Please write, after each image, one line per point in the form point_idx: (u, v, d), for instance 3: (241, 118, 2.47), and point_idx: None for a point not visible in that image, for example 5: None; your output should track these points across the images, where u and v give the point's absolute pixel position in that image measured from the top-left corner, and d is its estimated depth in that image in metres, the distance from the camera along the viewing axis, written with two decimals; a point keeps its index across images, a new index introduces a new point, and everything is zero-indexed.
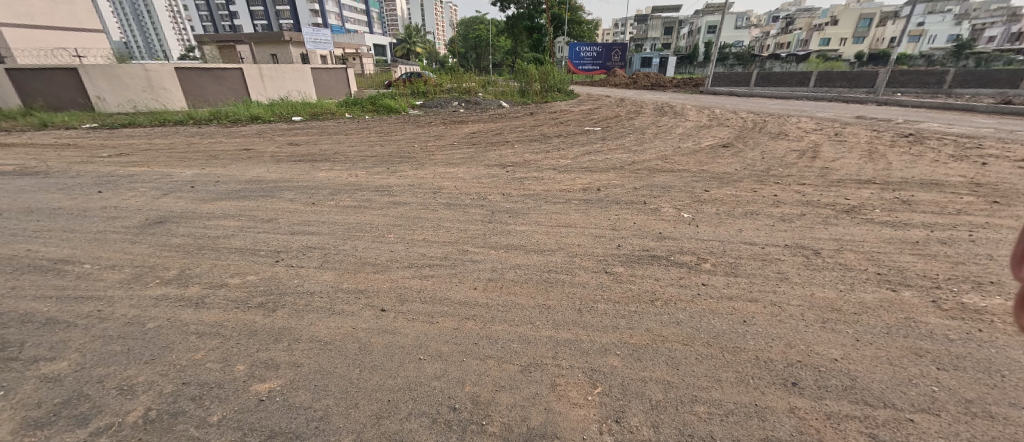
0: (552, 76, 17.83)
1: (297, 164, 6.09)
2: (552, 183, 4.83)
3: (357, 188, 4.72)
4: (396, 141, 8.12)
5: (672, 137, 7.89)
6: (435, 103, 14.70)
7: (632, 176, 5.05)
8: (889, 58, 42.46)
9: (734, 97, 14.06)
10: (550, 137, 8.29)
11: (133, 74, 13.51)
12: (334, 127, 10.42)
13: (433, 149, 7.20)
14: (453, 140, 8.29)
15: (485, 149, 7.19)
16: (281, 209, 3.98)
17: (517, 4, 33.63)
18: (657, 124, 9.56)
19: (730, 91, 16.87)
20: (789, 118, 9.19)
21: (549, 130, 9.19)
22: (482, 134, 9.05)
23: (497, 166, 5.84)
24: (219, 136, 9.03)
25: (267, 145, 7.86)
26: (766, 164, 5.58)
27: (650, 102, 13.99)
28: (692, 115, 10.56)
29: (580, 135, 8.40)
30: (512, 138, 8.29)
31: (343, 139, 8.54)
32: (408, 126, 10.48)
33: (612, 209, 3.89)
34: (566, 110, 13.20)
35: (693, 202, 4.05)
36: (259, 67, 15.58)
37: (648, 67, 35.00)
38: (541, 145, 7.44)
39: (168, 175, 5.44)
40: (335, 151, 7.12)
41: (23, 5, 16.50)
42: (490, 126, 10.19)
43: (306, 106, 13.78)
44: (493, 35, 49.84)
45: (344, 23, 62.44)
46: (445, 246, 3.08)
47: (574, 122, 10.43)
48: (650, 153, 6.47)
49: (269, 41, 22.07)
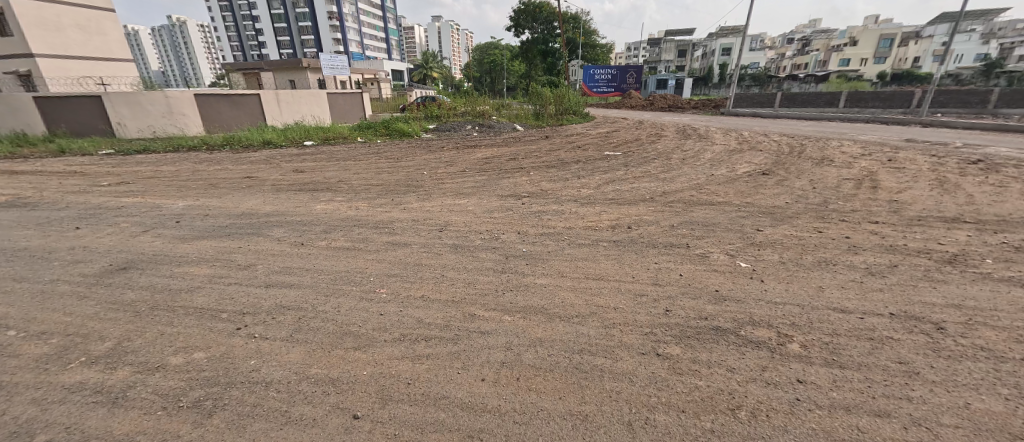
0: (567, 98, 17.52)
1: (296, 194, 5.67)
2: (574, 218, 4.23)
3: (354, 224, 4.20)
4: (404, 168, 7.70)
5: (702, 163, 7.24)
6: (448, 127, 14.45)
7: (667, 210, 4.40)
8: (914, 78, 41.21)
9: (760, 119, 13.39)
10: (567, 163, 7.74)
11: (153, 100, 13.66)
12: (344, 153, 10.14)
13: (443, 177, 6.71)
14: (463, 166, 7.83)
15: (498, 176, 6.67)
16: (264, 251, 3.46)
17: (531, 30, 34.09)
18: (683, 148, 8.92)
19: (754, 112, 16.19)
20: (829, 141, 8.45)
21: (567, 155, 8.67)
22: (495, 159, 8.58)
23: (512, 196, 5.29)
24: (227, 163, 8.78)
25: (272, 173, 7.53)
26: (820, 195, 4.87)
27: (671, 124, 13.41)
28: (719, 138, 9.92)
29: (599, 160, 7.83)
30: (527, 164, 7.80)
31: (352, 165, 8.19)
32: (420, 151, 10.11)
33: (650, 254, 3.24)
34: (583, 133, 12.74)
35: (748, 245, 3.37)
36: (276, 93, 15.70)
37: (664, 89, 34.66)
38: (559, 171, 6.90)
39: (157, 207, 5.04)
40: (339, 178, 6.70)
41: (60, 36, 17.17)
42: (504, 151, 9.75)
43: (320, 130, 13.69)
44: (508, 60, 50.67)
45: (364, 50, 64.69)
46: (446, 308, 2.47)
47: (593, 146, 9.90)
48: (680, 181, 5.83)
49: (288, 67, 22.52)
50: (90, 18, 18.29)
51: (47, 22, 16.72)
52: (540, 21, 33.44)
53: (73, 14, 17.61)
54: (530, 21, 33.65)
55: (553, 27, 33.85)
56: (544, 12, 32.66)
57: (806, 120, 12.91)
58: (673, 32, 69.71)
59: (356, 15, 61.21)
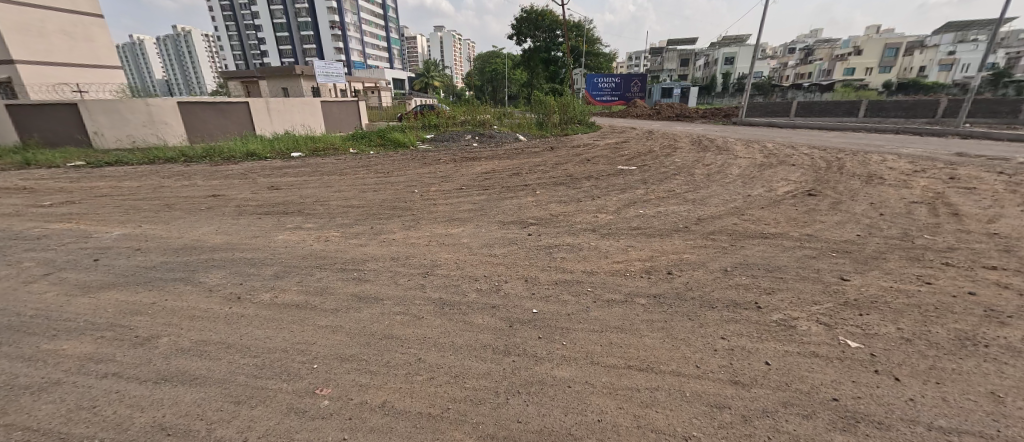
0: (572, 107, 16.75)
1: (260, 218, 4.80)
2: (596, 259, 3.32)
3: (317, 265, 3.31)
4: (395, 185, 6.84)
5: (732, 180, 6.36)
6: (446, 137, 13.67)
7: (712, 246, 3.50)
8: (923, 87, 40.46)
9: (779, 129, 12.56)
10: (577, 179, 6.88)
11: (133, 108, 12.90)
12: (331, 166, 9.32)
13: (436, 197, 5.85)
14: (460, 182, 6.99)
15: (499, 196, 5.80)
16: (181, 311, 2.55)
17: (533, 38, 33.62)
18: (704, 162, 8.09)
19: (769, 122, 15.39)
20: (868, 155, 7.58)
21: (576, 170, 7.82)
22: (497, 174, 7.73)
23: (516, 223, 4.41)
24: (199, 178, 7.95)
25: (244, 190, 6.69)
26: (895, 225, 3.96)
27: (684, 135, 12.59)
28: (741, 151, 9.06)
29: (614, 177, 6.98)
30: (533, 180, 6.94)
31: (336, 180, 7.34)
32: (415, 164, 9.27)
33: (712, 321, 2.31)
34: (590, 144, 11.93)
35: (843, 305, 2.46)
36: (266, 101, 14.97)
37: (669, 98, 33.97)
38: (569, 190, 6.02)
39: (85, 237, 4.17)
40: (317, 198, 5.86)
41: (42, 43, 16.56)
42: (505, 164, 8.91)
43: (309, 140, 12.91)
44: (510, 69, 50.27)
45: (366, 59, 64.47)
46: (417, 437, 1.56)
47: (603, 159, 9.06)
48: (715, 204, 4.94)
49: (282, 75, 21.80)
50: (75, 23, 17.72)
51: (29, 27, 16.12)
52: (543, 29, 32.92)
53: (57, 19, 17.02)
54: (532, 29, 33.17)
55: (556, 35, 33.31)
56: (547, 20, 32.14)
57: (828, 130, 12.10)
58: (675, 41, 69.42)
59: (358, 24, 61.13)
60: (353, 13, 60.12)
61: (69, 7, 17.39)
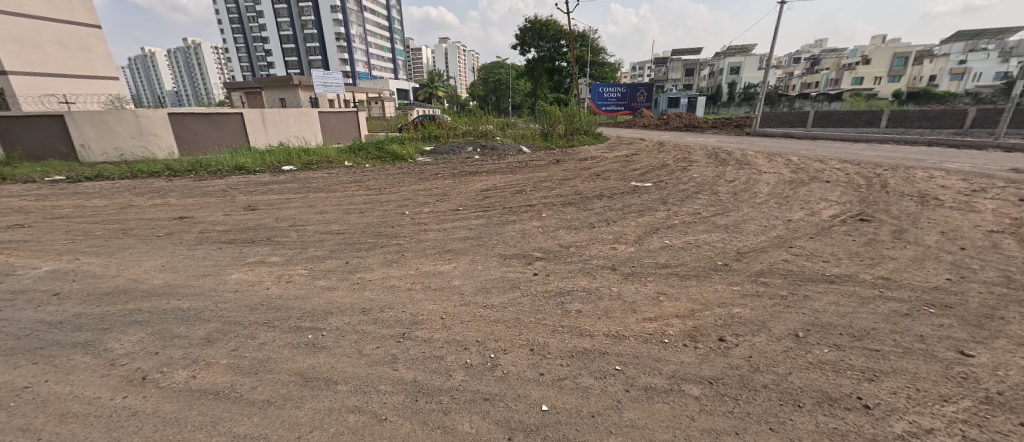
0: (577, 117, 16.16)
1: (220, 249, 4.14)
2: (621, 314, 2.58)
3: (265, 321, 2.61)
4: (385, 204, 6.18)
5: (764, 200, 5.63)
6: (446, 148, 13.07)
7: (766, 296, 2.75)
8: (934, 96, 39.69)
9: (799, 141, 11.85)
10: (588, 198, 6.19)
11: (122, 120, 12.43)
12: (321, 181, 8.72)
13: (429, 220, 5.16)
14: (459, 201, 6.32)
15: (500, 220, 5.10)
16: (52, 406, 1.85)
17: (537, 48, 33.34)
18: (726, 178, 7.38)
19: (785, 132, 14.68)
20: (910, 170, 6.83)
21: (586, 186, 7.14)
22: (499, 191, 7.06)
23: (519, 257, 3.69)
24: (176, 195, 7.36)
25: (218, 210, 6.05)
26: (988, 264, 3.21)
27: (697, 146, 11.90)
28: (765, 165, 8.34)
29: (628, 195, 6.28)
30: (539, 199, 6.27)
31: (321, 199, 6.70)
32: (411, 179, 8.63)
33: (807, 436, 1.57)
34: (598, 157, 11.28)
35: (990, 406, 1.70)
36: (261, 111, 14.49)
37: (675, 107, 33.37)
38: (579, 212, 5.32)
39: (8, 274, 3.53)
40: (295, 221, 5.21)
41: (37, 53, 16.31)
42: (508, 179, 8.25)
43: (303, 152, 12.34)
44: (514, 79, 50.08)
45: (370, 70, 64.77)
46: None
47: (614, 174, 8.38)
48: (753, 232, 4.19)
49: (281, 85, 21.42)
50: (72, 34, 17.54)
51: (24, 38, 15.90)
52: (547, 39, 32.72)
53: (53, 30, 16.82)
54: (536, 39, 32.94)
55: (560, 45, 33.04)
56: (551, 30, 31.87)
57: (852, 142, 11.36)
58: (680, 51, 69.19)
59: (363, 36, 61.57)
60: (358, 25, 60.64)
61: (66, 18, 17.21)
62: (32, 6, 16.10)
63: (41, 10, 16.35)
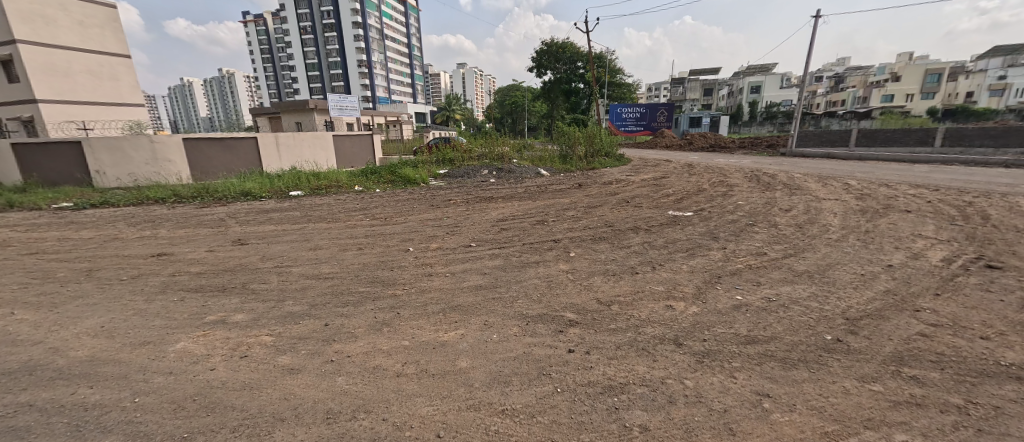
0: (598, 138, 15.44)
1: (181, 301, 3.40)
2: (714, 439, 1.67)
3: (186, 436, 1.80)
4: (389, 238, 5.43)
5: (841, 236, 4.64)
6: (461, 171, 12.46)
7: (933, 408, 1.80)
8: (974, 113, 37.58)
9: (846, 162, 10.77)
10: (621, 231, 5.31)
11: (137, 145, 12.28)
12: (326, 208, 8.14)
13: (436, 260, 4.35)
14: (472, 234, 5.52)
15: (520, 260, 4.26)
16: None
17: (554, 70, 33.21)
18: (779, 206, 6.40)
19: (826, 153, 13.56)
20: (1008, 198, 5.73)
21: (617, 216, 6.26)
22: (518, 221, 6.25)
23: (546, 321, 2.82)
24: (170, 225, 6.80)
25: (205, 244, 5.41)
26: None
27: (733, 168, 10.92)
28: (820, 190, 7.32)
29: (669, 228, 5.37)
30: (564, 232, 5.42)
31: (319, 231, 6.01)
32: (421, 206, 7.92)
33: None
34: (624, 180, 10.44)
35: None
36: (275, 135, 14.28)
37: (698, 127, 32.41)
38: (615, 251, 4.44)
39: None
40: (282, 260, 4.49)
41: (67, 82, 16.68)
42: (527, 206, 7.47)
43: (314, 177, 11.90)
44: (530, 101, 50.27)
45: (390, 95, 66.34)
46: None
47: (645, 201, 7.51)
48: (850, 285, 3.22)
49: (297, 109, 21.46)
50: (101, 63, 17.97)
51: (55, 67, 16.30)
52: (563, 61, 32.53)
53: (84, 60, 17.26)
54: (552, 61, 32.88)
55: (577, 67, 32.76)
56: (567, 52, 31.86)
57: (909, 163, 10.20)
58: (698, 71, 68.50)
59: (383, 62, 63.30)
60: (379, 52, 62.44)
61: (96, 48, 17.69)
62: (65, 37, 16.59)
63: (73, 40, 16.83)
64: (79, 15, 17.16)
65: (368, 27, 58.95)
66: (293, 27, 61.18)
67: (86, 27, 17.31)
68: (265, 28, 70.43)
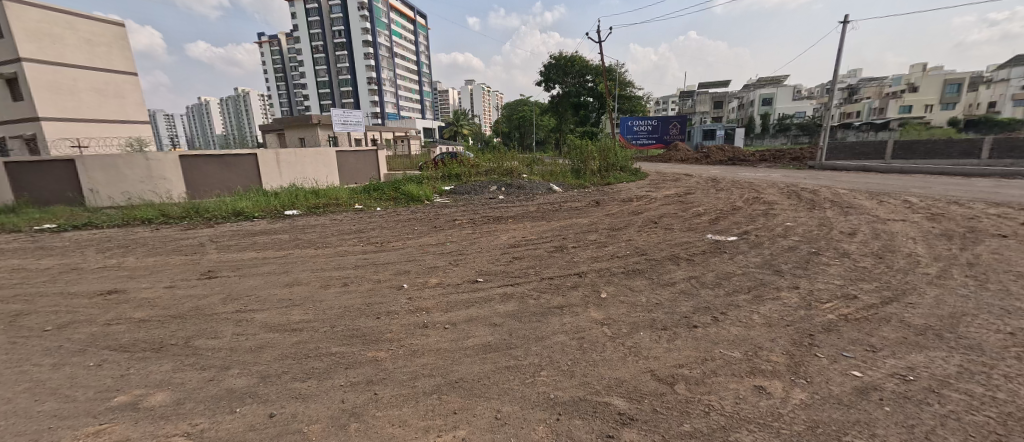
0: (612, 152, 14.66)
1: (98, 368, 2.58)
2: None
3: None
4: (381, 270, 4.60)
5: (943, 271, 3.72)
6: (468, 188, 11.73)
7: None
8: (1001, 123, 36.16)
9: (890, 176, 9.82)
10: (659, 262, 4.44)
11: (132, 163, 11.71)
12: (320, 230, 7.39)
13: (434, 303, 3.50)
14: (479, 264, 4.68)
15: (540, 304, 3.39)
16: None
17: (563, 84, 32.80)
18: (838, 229, 5.48)
19: (861, 165, 12.59)
20: None
21: (647, 240, 5.39)
22: (532, 247, 5.39)
23: (586, 414, 1.95)
24: (144, 252, 6.08)
25: (168, 278, 4.60)
26: None
27: (764, 184, 10.00)
28: (879, 210, 6.40)
29: (716, 257, 4.48)
30: (589, 263, 4.55)
31: (303, 260, 5.21)
32: (422, 228, 7.15)
33: None
34: (644, 197, 9.58)
35: None
36: (275, 152, 13.72)
37: (711, 140, 31.51)
38: (658, 291, 3.55)
39: None
40: (247, 303, 3.66)
41: (72, 100, 16.31)
42: (542, 228, 6.64)
43: (313, 195, 11.25)
44: (538, 116, 49.92)
45: (399, 111, 66.79)
46: None
47: (676, 222, 6.63)
48: (1007, 355, 2.33)
49: (299, 125, 21.08)
50: (108, 81, 17.60)
51: (60, 86, 15.96)
52: (572, 75, 32.14)
53: (91, 77, 16.90)
54: (561, 75, 32.50)
55: (586, 80, 32.26)
56: (576, 65, 31.48)
57: (964, 177, 9.22)
58: (708, 84, 67.85)
59: (392, 79, 63.89)
60: (389, 69, 63.08)
61: (104, 66, 17.37)
62: (72, 55, 16.31)
63: (80, 59, 16.53)
64: (86, 34, 16.90)
65: (378, 45, 59.68)
66: (305, 47, 62.13)
67: (94, 45, 17.04)
68: (278, 47, 71.74)
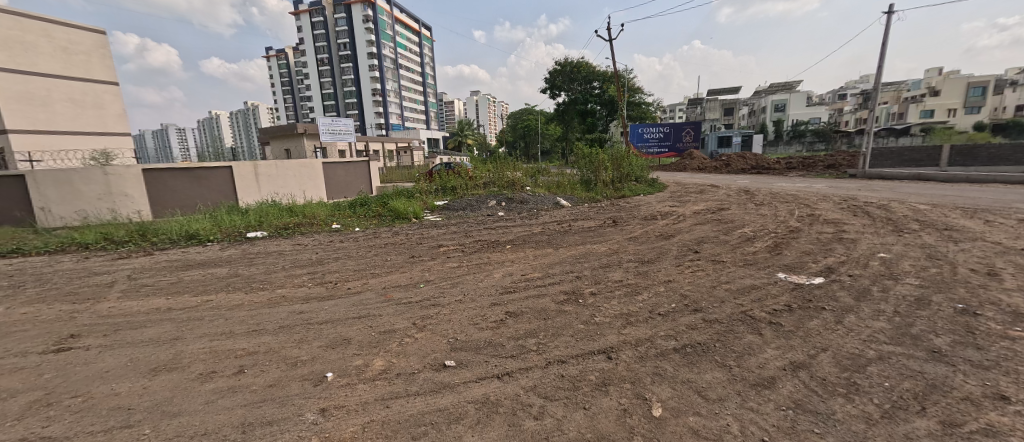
0: (625, 161, 13.16)
1: None
2: None
3: None
4: (309, 336, 3.11)
5: None
6: (464, 203, 10.30)
7: None
8: None
9: (966, 187, 8.23)
10: (730, 329, 2.89)
11: (88, 178, 10.27)
12: (275, 260, 5.95)
13: (360, 428, 2.01)
14: (455, 327, 3.17)
15: (544, 435, 1.89)
16: None
17: (569, 91, 31.57)
18: (964, 267, 3.93)
19: (916, 174, 10.98)
20: None
21: (695, 283, 3.87)
22: (534, 293, 3.87)
23: None
24: (32, 297, 4.63)
25: (2, 354, 3.10)
26: None
27: (814, 198, 8.42)
28: (999, 236, 4.83)
29: (815, 321, 2.94)
30: (619, 327, 3.03)
31: (216, 314, 3.74)
32: (398, 258, 5.71)
33: None
34: (671, 214, 8.06)
35: None
36: (254, 164, 12.47)
37: (727, 148, 29.88)
38: (753, 404, 2.03)
39: None
40: (56, 423, 2.16)
41: (45, 112, 15.11)
42: (548, 260, 5.11)
43: (289, 213, 9.90)
44: (543, 125, 48.78)
45: (403, 122, 66.21)
46: None
47: (726, 251, 5.08)
48: None
49: (283, 135, 19.95)
50: (86, 91, 16.41)
51: (32, 96, 14.78)
52: (578, 82, 30.92)
53: (66, 88, 15.81)
54: (567, 82, 31.27)
55: (592, 87, 30.98)
56: (583, 72, 30.26)
57: None
58: (717, 92, 66.29)
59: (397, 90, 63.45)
60: (393, 80, 62.60)
61: (82, 76, 16.26)
62: (46, 65, 15.17)
63: (55, 68, 15.40)
64: (63, 42, 15.84)
65: (383, 57, 59.27)
66: (310, 59, 61.96)
67: (71, 54, 15.95)
68: (285, 61, 72.07)
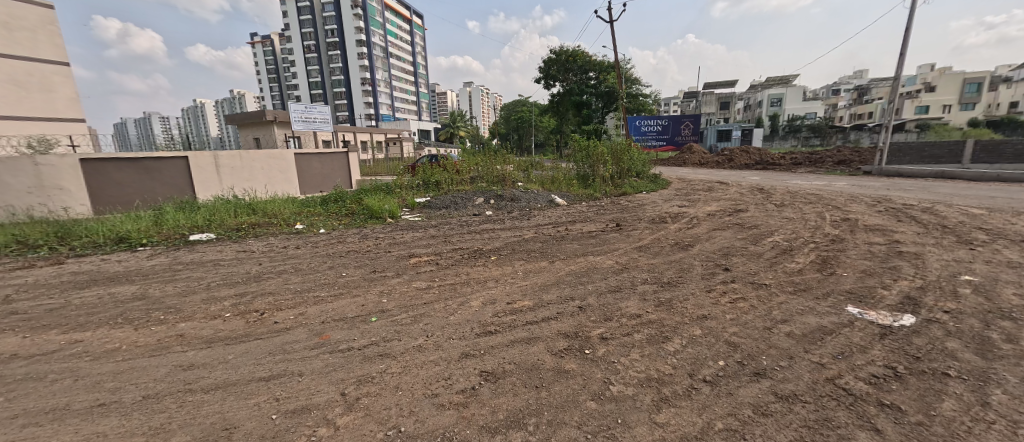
0: (625, 154, 12.13)
1: None
2: None
3: None
4: (175, 423, 2.02)
5: None
6: (449, 200, 9.18)
7: None
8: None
9: (1010, 187, 7.35)
10: (824, 418, 1.86)
11: (12, 169, 8.60)
12: (203, 273, 4.79)
13: None
14: (402, 405, 2.10)
15: None
16: None
17: (564, 81, 30.38)
18: None
19: (940, 171, 10.12)
20: None
21: (742, 324, 2.83)
22: (524, 337, 2.79)
23: None
24: None
25: None
26: None
27: (841, 198, 7.48)
28: None
29: (949, 403, 1.92)
30: (651, 410, 1.98)
31: (67, 371, 2.61)
32: (356, 272, 4.60)
33: None
34: (682, 215, 7.04)
35: None
36: (214, 154, 11.23)
37: (727, 141, 29.12)
38: None
39: None
40: None
41: None
42: (542, 279, 4.03)
43: (248, 210, 8.72)
44: (537, 116, 47.57)
45: (394, 113, 64.53)
46: None
47: (764, 268, 4.05)
48: None
49: (252, 122, 18.47)
50: (31, 72, 14.82)
51: None
52: (574, 71, 29.72)
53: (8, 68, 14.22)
54: (562, 72, 30.05)
55: (588, 78, 29.83)
56: (578, 61, 29.08)
57: None
58: (714, 85, 65.52)
59: (387, 80, 61.60)
60: (383, 70, 60.74)
61: (26, 55, 14.66)
62: None
63: None
64: (3, 16, 14.21)
65: (372, 45, 57.32)
66: (296, 46, 59.71)
67: (12, 30, 14.35)
68: (270, 49, 69.62)
